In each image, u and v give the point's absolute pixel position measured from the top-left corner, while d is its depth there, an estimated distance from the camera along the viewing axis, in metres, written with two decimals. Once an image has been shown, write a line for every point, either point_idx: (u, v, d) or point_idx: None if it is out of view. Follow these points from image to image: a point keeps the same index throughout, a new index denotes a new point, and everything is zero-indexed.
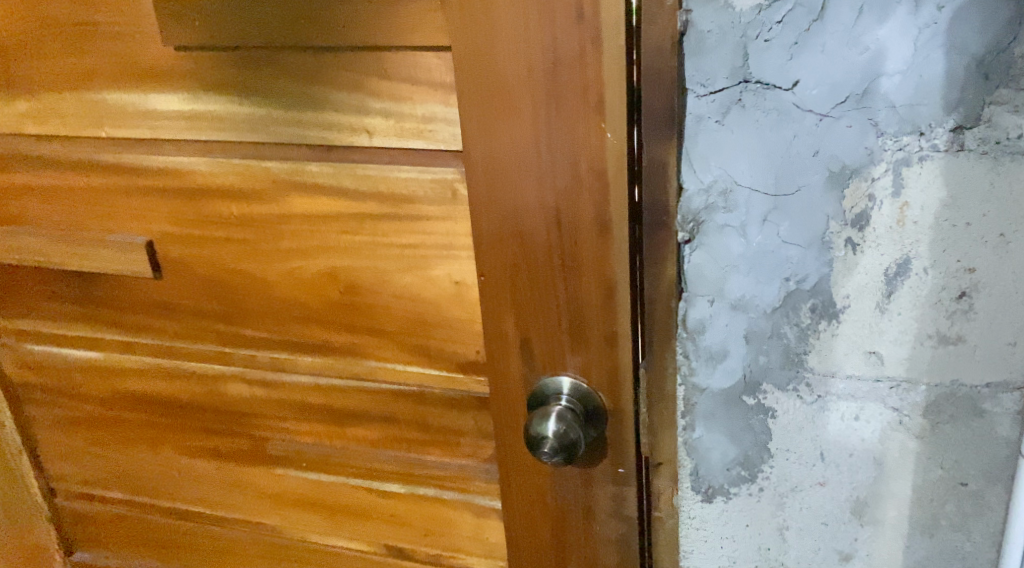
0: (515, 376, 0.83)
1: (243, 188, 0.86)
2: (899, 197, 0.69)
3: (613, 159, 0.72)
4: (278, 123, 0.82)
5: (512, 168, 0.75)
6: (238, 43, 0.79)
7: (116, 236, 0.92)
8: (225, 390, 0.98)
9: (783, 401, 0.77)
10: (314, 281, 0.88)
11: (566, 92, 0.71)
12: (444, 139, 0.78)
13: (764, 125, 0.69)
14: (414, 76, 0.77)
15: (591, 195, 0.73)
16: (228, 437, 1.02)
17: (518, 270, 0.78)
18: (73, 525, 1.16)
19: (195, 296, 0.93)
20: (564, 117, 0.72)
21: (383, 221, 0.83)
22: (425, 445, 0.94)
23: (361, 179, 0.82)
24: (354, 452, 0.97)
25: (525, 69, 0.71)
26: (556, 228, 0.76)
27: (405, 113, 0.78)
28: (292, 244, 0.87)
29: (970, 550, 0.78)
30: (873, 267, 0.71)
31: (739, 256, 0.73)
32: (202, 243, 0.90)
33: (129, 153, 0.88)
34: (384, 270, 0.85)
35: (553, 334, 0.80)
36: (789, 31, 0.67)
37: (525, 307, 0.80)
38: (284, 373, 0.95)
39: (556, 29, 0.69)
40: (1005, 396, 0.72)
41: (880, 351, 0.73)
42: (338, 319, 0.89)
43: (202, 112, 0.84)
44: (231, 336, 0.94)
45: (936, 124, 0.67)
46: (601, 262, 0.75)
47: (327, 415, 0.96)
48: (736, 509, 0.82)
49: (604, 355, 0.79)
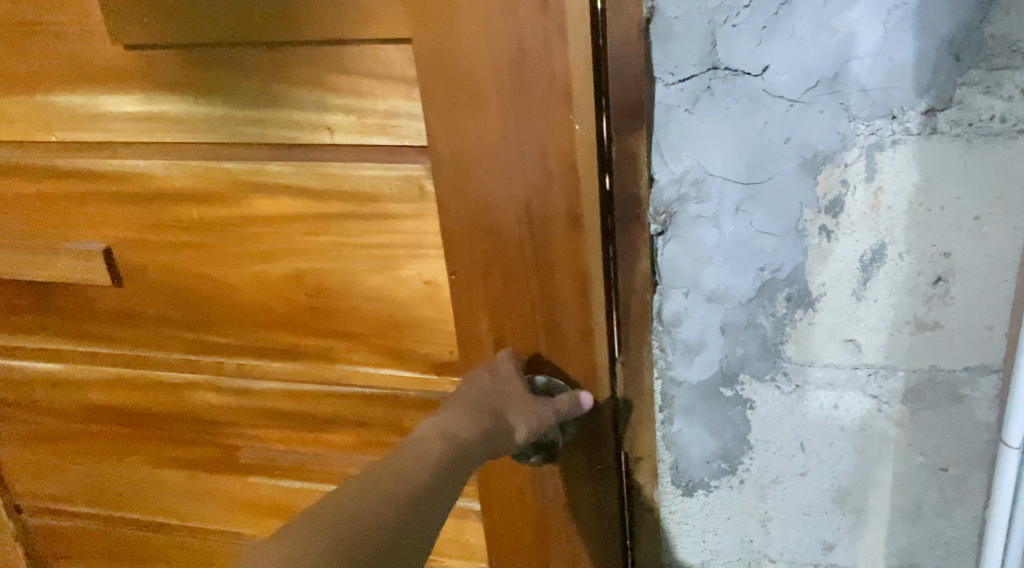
0: None
1: (203, 190, 0.83)
2: (873, 181, 0.68)
3: (583, 151, 0.70)
4: (237, 123, 0.79)
5: (480, 163, 0.72)
6: (188, 40, 0.76)
7: (73, 244, 0.89)
8: (193, 399, 0.96)
9: (761, 392, 0.76)
10: (280, 284, 0.86)
11: (533, 82, 0.68)
12: (409, 134, 0.76)
13: (735, 113, 0.68)
14: (376, 70, 0.74)
15: (563, 188, 0.71)
16: (198, 446, 0.99)
17: (491, 267, 0.76)
18: (42, 541, 1.13)
19: (157, 303, 0.90)
20: (532, 108, 0.69)
21: (350, 221, 0.81)
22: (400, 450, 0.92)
23: (325, 178, 0.79)
24: (328, 458, 0.95)
25: (489, 60, 0.68)
26: (527, 222, 0.73)
27: (367, 109, 0.76)
28: (257, 246, 0.84)
29: (952, 536, 0.77)
30: (849, 254, 0.70)
31: (713, 248, 0.72)
32: (163, 248, 0.87)
33: (84, 159, 0.85)
34: (352, 270, 0.83)
35: (528, 331, 0.78)
36: (757, 16, 0.66)
37: (498, 304, 0.78)
38: (253, 380, 0.93)
39: (519, 18, 0.67)
40: (984, 379, 0.72)
41: (858, 339, 0.72)
42: (307, 322, 0.87)
43: (157, 113, 0.81)
44: (197, 343, 0.92)
45: (908, 107, 0.66)
46: (575, 256, 0.73)
47: (299, 421, 0.94)
48: (717, 501, 0.82)
49: (581, 352, 0.77)
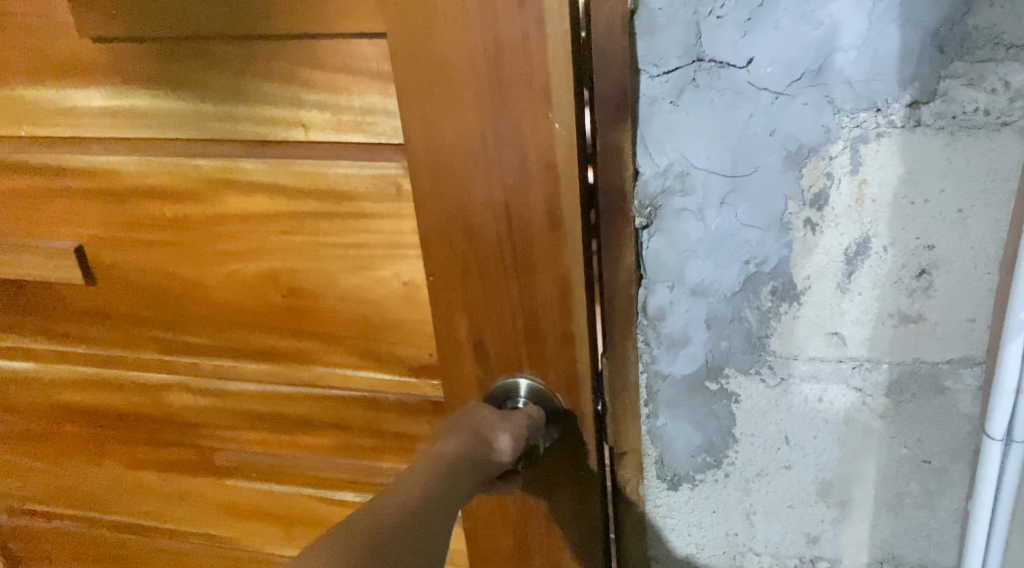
0: (471, 378, 0.81)
1: (176, 187, 0.81)
2: (857, 174, 0.68)
3: (562, 150, 0.69)
4: (209, 118, 0.77)
5: (458, 164, 0.71)
6: (158, 33, 0.74)
7: (42, 242, 0.87)
8: (168, 400, 0.94)
9: (746, 385, 0.76)
10: (255, 285, 0.84)
11: (511, 81, 0.67)
12: (385, 132, 0.75)
13: (719, 106, 0.68)
14: (351, 65, 0.73)
15: (541, 188, 0.70)
16: (174, 448, 0.98)
17: (469, 269, 0.75)
18: (17, 541, 1.12)
19: (129, 302, 0.89)
20: (510, 108, 0.68)
21: (325, 220, 0.80)
22: (378, 452, 0.91)
23: (298, 176, 0.78)
24: (305, 462, 0.94)
25: (466, 57, 0.67)
26: (507, 224, 0.72)
27: (342, 105, 0.74)
28: (231, 245, 0.83)
29: (935, 527, 0.77)
30: (833, 247, 0.70)
31: (698, 241, 0.71)
32: (133, 247, 0.85)
33: (52, 154, 0.83)
34: (329, 271, 0.82)
35: (508, 334, 0.77)
36: (741, 8, 0.65)
37: (477, 307, 0.77)
38: (228, 382, 0.91)
39: (497, 14, 0.65)
40: (966, 371, 0.72)
41: (842, 332, 0.72)
42: (283, 323, 0.86)
43: (126, 107, 0.79)
44: (170, 343, 0.90)
45: (892, 100, 0.65)
46: (555, 258, 0.73)
47: (276, 423, 0.92)
48: (702, 495, 0.81)
49: (562, 355, 0.76)
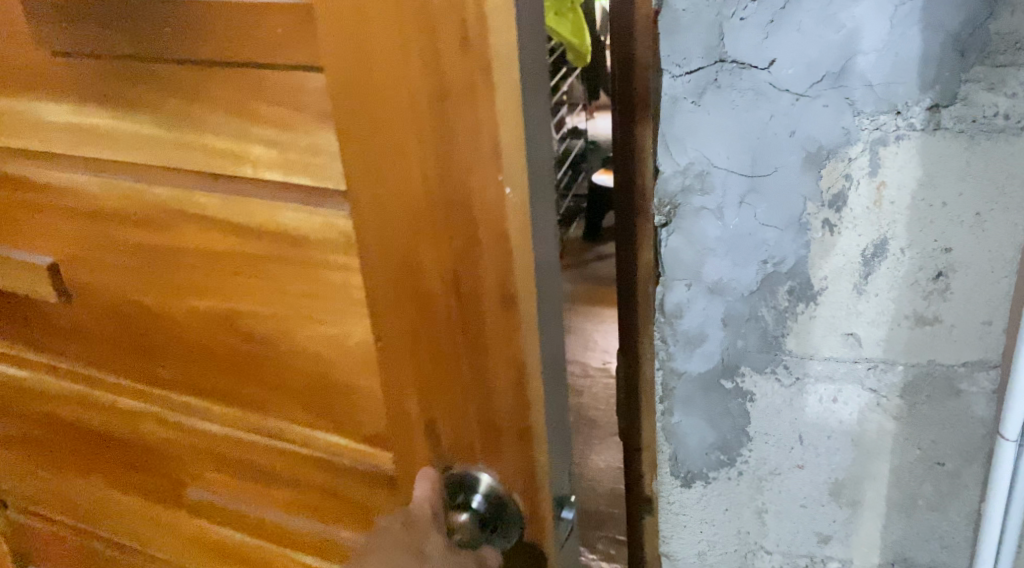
0: (424, 455, 0.70)
1: (134, 212, 0.74)
2: (876, 176, 0.68)
3: (514, 222, 0.56)
4: (165, 146, 0.69)
5: (405, 217, 0.60)
6: (105, 52, 0.66)
7: (18, 253, 0.83)
8: (142, 431, 0.90)
9: (761, 384, 0.77)
10: (214, 327, 0.76)
11: (455, 128, 0.55)
12: (333, 175, 0.63)
13: (740, 106, 0.68)
14: (295, 99, 0.61)
15: (491, 257, 0.58)
16: (156, 474, 0.93)
17: (419, 338, 0.65)
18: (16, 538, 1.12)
19: (103, 325, 0.83)
20: (456, 160, 0.56)
21: (272, 264, 0.69)
22: (349, 513, 0.81)
23: (247, 213, 0.68)
24: (268, 514, 0.86)
25: (406, 96, 0.56)
26: (455, 294, 0.61)
27: (290, 143, 0.63)
28: (189, 283, 0.75)
29: (946, 529, 0.78)
30: (851, 248, 0.70)
31: (716, 240, 0.72)
32: (100, 270, 0.79)
33: (16, 166, 0.78)
34: (285, 321, 0.72)
35: (461, 418, 0.66)
36: (764, 10, 0.66)
37: (429, 380, 0.66)
38: (195, 420, 0.85)
39: (437, 50, 0.53)
40: (981, 374, 0.72)
41: (858, 333, 0.73)
42: (242, 369, 0.77)
43: (87, 124, 0.71)
44: (142, 373, 0.85)
45: (912, 103, 0.66)
46: (508, 341, 0.60)
47: (242, 469, 0.85)
48: (715, 493, 0.82)
49: (518, 452, 0.64)
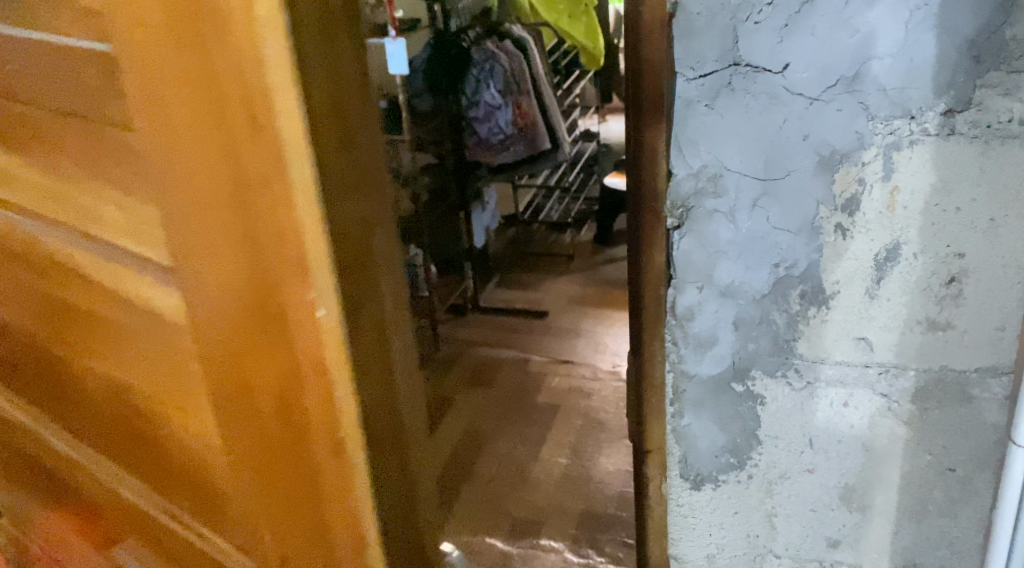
0: (238, 500, 0.64)
1: (43, 194, 0.64)
2: (889, 180, 0.68)
3: (330, 336, 0.55)
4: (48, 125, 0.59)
5: (213, 290, 0.56)
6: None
7: None
8: (57, 361, 0.75)
9: (771, 388, 0.77)
10: (149, 319, 0.62)
11: (256, 218, 0.53)
12: (146, 224, 0.57)
13: (754, 110, 0.69)
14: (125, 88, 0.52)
15: (300, 344, 0.55)
16: (83, 453, 0.79)
17: (243, 414, 0.60)
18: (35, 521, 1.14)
19: (26, 277, 0.72)
20: (257, 251, 0.54)
21: (200, 302, 0.57)
22: (250, 551, 0.66)
23: (140, 236, 0.58)
24: (167, 532, 0.73)
25: (200, 163, 0.52)
26: (280, 381, 0.57)
27: (131, 147, 0.54)
28: (109, 233, 0.60)
29: (957, 535, 0.77)
30: (863, 252, 0.70)
31: (728, 243, 0.73)
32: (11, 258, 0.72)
33: None
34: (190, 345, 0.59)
35: (290, 497, 0.62)
36: (778, 14, 0.66)
37: (271, 452, 0.61)
38: (116, 376, 0.69)
39: (217, 140, 0.51)
40: (994, 380, 0.72)
41: (869, 337, 0.73)
42: (165, 376, 0.64)
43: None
44: (71, 334, 0.71)
45: (926, 108, 0.66)
46: (330, 425, 0.58)
47: (144, 446, 0.71)
48: (725, 496, 0.82)
49: (353, 534, 0.62)
